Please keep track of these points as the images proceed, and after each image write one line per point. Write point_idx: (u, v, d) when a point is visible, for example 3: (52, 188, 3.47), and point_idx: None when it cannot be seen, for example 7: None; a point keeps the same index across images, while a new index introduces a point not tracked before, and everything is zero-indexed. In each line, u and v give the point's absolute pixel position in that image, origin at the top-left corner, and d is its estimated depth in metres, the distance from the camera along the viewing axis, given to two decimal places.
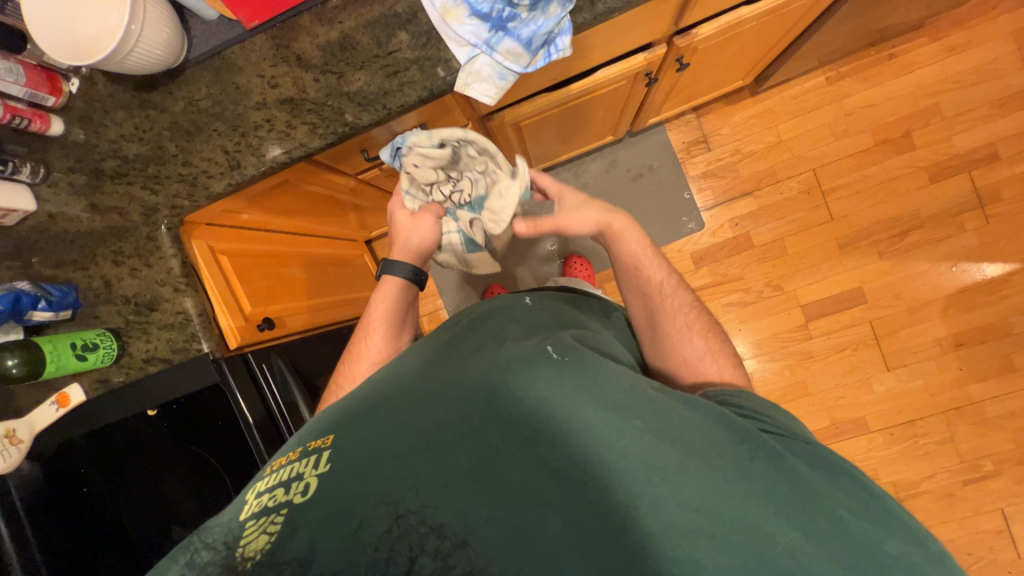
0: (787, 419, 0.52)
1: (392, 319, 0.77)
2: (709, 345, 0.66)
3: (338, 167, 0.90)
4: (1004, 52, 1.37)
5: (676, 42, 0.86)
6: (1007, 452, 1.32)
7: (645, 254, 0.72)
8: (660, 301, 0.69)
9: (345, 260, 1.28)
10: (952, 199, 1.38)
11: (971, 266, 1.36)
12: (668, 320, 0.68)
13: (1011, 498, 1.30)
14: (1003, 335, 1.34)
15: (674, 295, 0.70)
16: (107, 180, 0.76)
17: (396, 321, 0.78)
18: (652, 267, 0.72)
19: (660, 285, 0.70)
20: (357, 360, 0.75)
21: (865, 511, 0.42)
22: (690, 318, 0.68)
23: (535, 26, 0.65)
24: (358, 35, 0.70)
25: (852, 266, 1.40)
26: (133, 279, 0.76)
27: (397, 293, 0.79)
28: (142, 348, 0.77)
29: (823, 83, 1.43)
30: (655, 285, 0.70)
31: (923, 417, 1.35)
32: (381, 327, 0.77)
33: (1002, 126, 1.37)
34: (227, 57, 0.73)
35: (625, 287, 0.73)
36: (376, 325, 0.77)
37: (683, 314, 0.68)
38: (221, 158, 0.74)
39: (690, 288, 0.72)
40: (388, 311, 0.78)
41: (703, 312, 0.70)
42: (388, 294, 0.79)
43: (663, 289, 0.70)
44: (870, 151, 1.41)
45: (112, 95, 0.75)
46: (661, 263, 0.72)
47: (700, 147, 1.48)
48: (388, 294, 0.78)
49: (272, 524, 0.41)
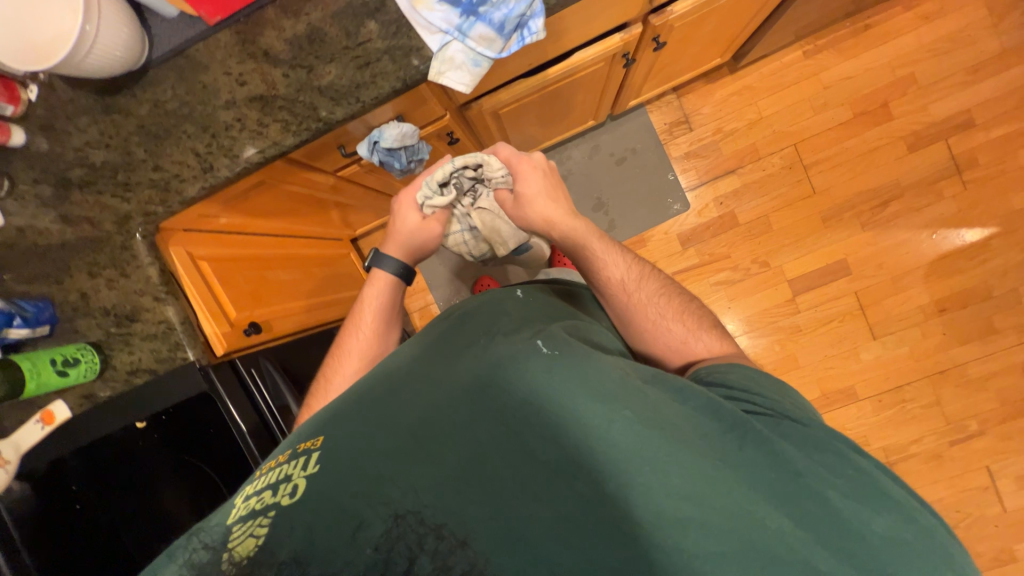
0: (784, 399, 0.52)
1: (381, 321, 0.76)
2: (688, 326, 0.66)
3: (317, 165, 0.88)
4: (977, 18, 1.38)
5: (651, 21, 0.85)
6: (991, 412, 1.36)
7: (599, 248, 0.71)
8: (627, 297, 0.68)
9: (330, 261, 1.26)
10: (931, 167, 1.39)
11: (951, 232, 1.38)
12: (640, 314, 0.67)
13: (996, 456, 1.35)
14: (984, 298, 1.37)
15: (640, 288, 0.68)
16: (75, 190, 0.74)
17: (384, 326, 0.76)
18: (611, 263, 0.70)
19: (621, 281, 0.69)
20: (345, 357, 0.74)
21: (855, 491, 0.43)
22: (661, 306, 0.67)
23: (506, 10, 0.63)
24: (326, 26, 0.68)
25: (836, 238, 1.42)
26: (111, 290, 0.75)
27: (384, 290, 0.78)
28: (126, 360, 0.75)
29: (801, 57, 1.44)
30: (616, 284, 0.69)
31: (910, 382, 1.38)
32: (372, 325, 0.76)
33: (977, 92, 1.38)
34: (191, 56, 0.71)
35: (593, 289, 0.73)
36: (367, 320, 0.76)
37: (653, 305, 0.67)
38: (192, 160, 0.72)
39: (655, 270, 0.72)
40: (376, 309, 0.77)
41: (674, 292, 0.69)
42: (380, 293, 0.78)
43: (626, 285, 0.69)
44: (849, 124, 1.42)
45: (73, 101, 0.72)
46: (618, 256, 0.71)
47: (682, 128, 1.47)
48: (377, 291, 0.78)
49: (259, 527, 0.40)
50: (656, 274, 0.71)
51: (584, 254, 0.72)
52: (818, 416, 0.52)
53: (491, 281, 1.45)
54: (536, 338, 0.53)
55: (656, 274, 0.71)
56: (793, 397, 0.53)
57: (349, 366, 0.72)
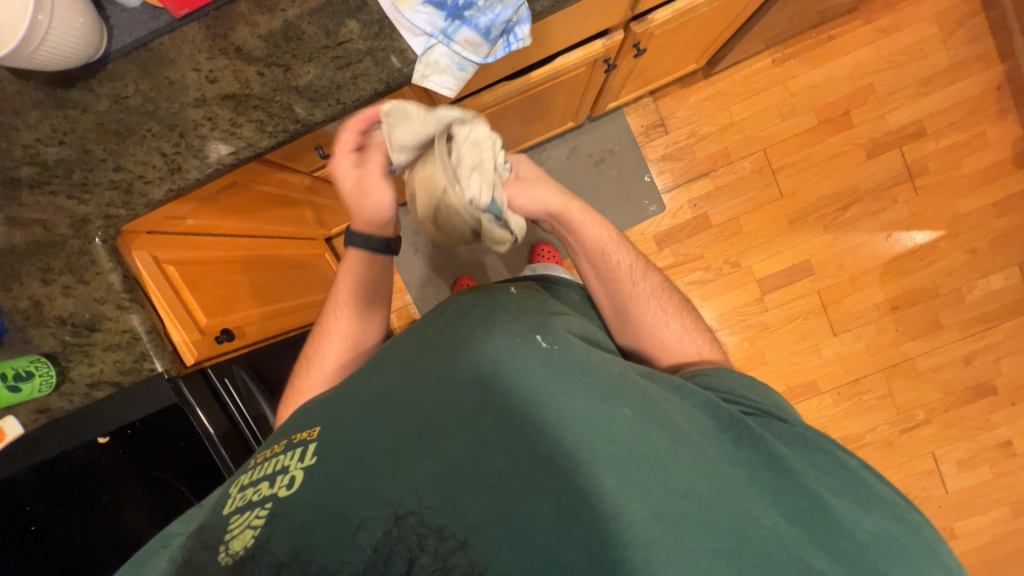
0: (768, 399, 0.54)
1: (362, 302, 0.72)
2: (685, 326, 0.68)
3: (292, 166, 0.86)
4: (928, 33, 1.47)
5: (632, 28, 0.85)
6: (936, 401, 1.46)
7: (608, 237, 0.69)
8: (631, 287, 0.68)
9: (305, 260, 1.22)
10: (887, 173, 1.48)
11: (903, 235, 1.47)
12: (643, 306, 0.67)
13: (941, 442, 1.45)
14: (931, 297, 1.47)
15: (644, 279, 0.69)
16: (26, 190, 0.68)
17: (365, 295, 0.73)
18: (619, 251, 0.70)
19: (626, 270, 0.68)
20: (327, 337, 0.71)
21: (847, 490, 0.45)
22: (663, 301, 0.68)
23: (492, 14, 0.63)
24: (304, 24, 0.65)
25: (802, 240, 1.49)
26: (67, 298, 0.69)
27: (361, 264, 0.72)
28: (84, 372, 0.70)
29: (771, 65, 1.49)
30: (624, 270, 0.68)
31: (866, 375, 1.47)
32: (349, 303, 0.72)
33: (928, 103, 1.47)
34: (156, 49, 0.67)
35: (591, 277, 0.70)
36: (345, 301, 0.72)
37: (655, 299, 0.68)
38: (158, 160, 0.68)
39: (656, 268, 0.72)
40: (356, 284, 0.73)
41: (673, 293, 0.70)
42: (356, 268, 0.73)
43: (632, 274, 0.69)
44: (814, 130, 1.49)
45: (21, 94, 0.67)
46: (624, 246, 0.71)
47: (658, 131, 1.51)
48: (353, 267, 0.73)
49: (257, 519, 0.41)
50: (659, 273, 0.71)
51: (590, 242, 0.69)
52: (799, 414, 0.53)
53: (470, 280, 1.45)
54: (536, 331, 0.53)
55: (655, 270, 0.72)
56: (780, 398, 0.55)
57: (332, 346, 0.70)
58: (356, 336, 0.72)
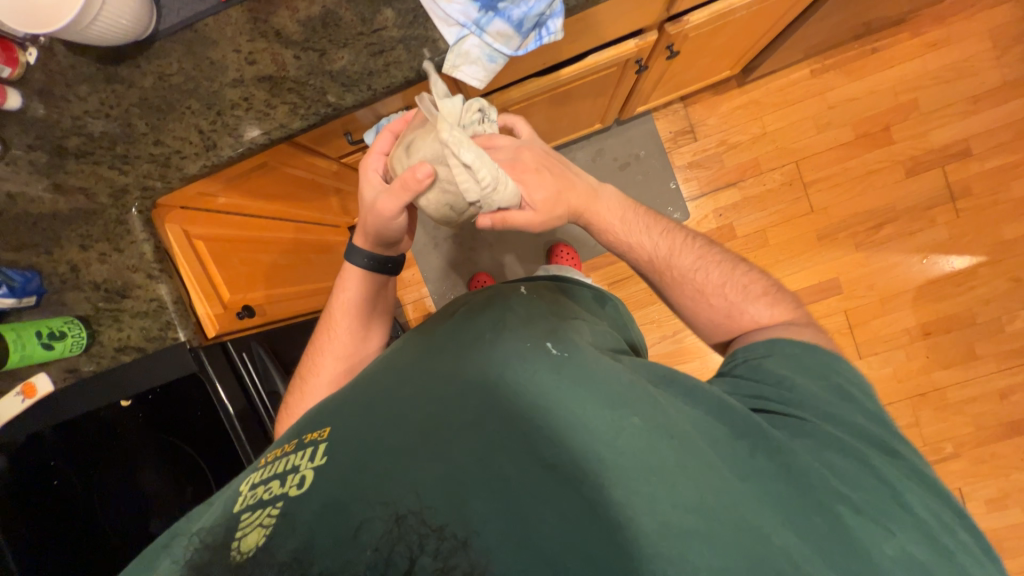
0: (815, 386, 0.52)
1: (358, 317, 0.73)
2: (732, 299, 0.63)
3: (321, 150, 0.88)
4: (981, 49, 1.41)
5: (667, 29, 0.84)
6: (965, 435, 1.39)
7: (621, 229, 0.68)
8: (663, 272, 0.66)
9: (328, 246, 1.25)
10: (926, 193, 1.42)
11: (940, 258, 1.41)
12: (678, 291, 0.66)
13: (970, 479, 1.38)
14: (967, 324, 1.40)
15: (673, 261, 0.66)
16: (71, 159, 0.72)
17: (368, 307, 0.74)
18: (641, 237, 0.68)
19: (653, 258, 0.67)
20: (320, 353, 0.72)
21: (874, 509, 0.43)
22: (700, 279, 0.65)
23: (526, 7, 0.63)
24: (341, 11, 0.66)
25: (830, 257, 1.44)
26: (102, 265, 0.72)
27: (361, 281, 0.72)
28: (113, 336, 0.73)
29: (808, 75, 1.45)
30: (648, 260, 0.67)
31: (892, 402, 1.41)
32: (346, 321, 0.73)
33: (976, 122, 1.41)
34: (200, 30, 0.69)
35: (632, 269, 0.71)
36: (341, 318, 0.73)
37: (691, 279, 0.65)
38: (195, 137, 0.71)
39: (692, 240, 0.68)
40: (353, 300, 0.73)
41: (713, 261, 0.66)
42: (353, 289, 0.73)
43: (659, 260, 0.66)
44: (850, 145, 1.44)
45: (73, 68, 0.70)
46: (645, 231, 0.68)
47: (687, 137, 1.48)
48: (351, 283, 0.73)
49: (268, 517, 0.40)
50: (692, 241, 0.68)
51: (607, 235, 0.69)
52: (864, 425, 0.49)
53: (487, 277, 1.46)
54: (548, 340, 0.54)
55: (691, 242, 0.68)
56: (839, 379, 0.53)
57: (324, 362, 0.72)
58: (353, 344, 0.73)
